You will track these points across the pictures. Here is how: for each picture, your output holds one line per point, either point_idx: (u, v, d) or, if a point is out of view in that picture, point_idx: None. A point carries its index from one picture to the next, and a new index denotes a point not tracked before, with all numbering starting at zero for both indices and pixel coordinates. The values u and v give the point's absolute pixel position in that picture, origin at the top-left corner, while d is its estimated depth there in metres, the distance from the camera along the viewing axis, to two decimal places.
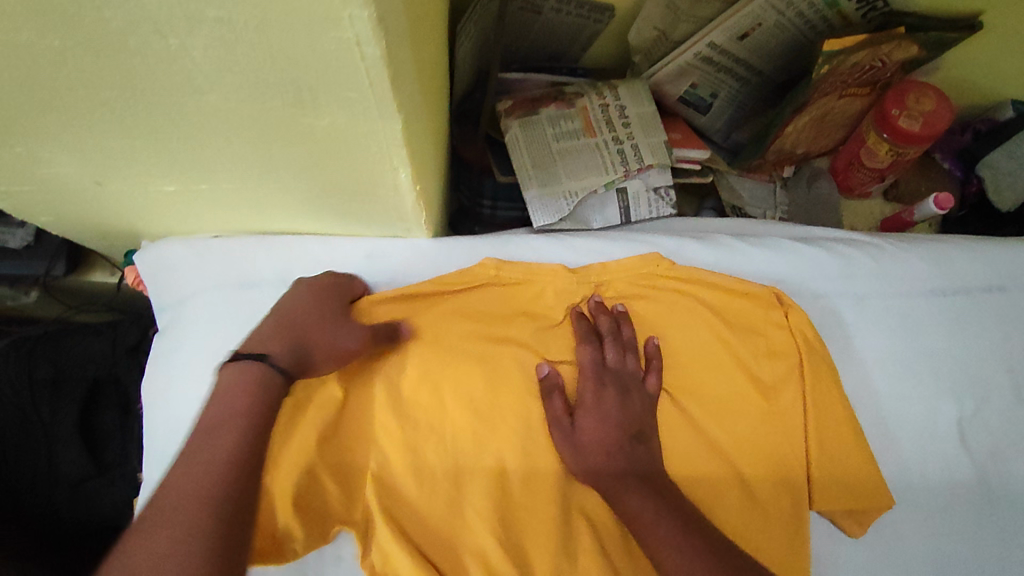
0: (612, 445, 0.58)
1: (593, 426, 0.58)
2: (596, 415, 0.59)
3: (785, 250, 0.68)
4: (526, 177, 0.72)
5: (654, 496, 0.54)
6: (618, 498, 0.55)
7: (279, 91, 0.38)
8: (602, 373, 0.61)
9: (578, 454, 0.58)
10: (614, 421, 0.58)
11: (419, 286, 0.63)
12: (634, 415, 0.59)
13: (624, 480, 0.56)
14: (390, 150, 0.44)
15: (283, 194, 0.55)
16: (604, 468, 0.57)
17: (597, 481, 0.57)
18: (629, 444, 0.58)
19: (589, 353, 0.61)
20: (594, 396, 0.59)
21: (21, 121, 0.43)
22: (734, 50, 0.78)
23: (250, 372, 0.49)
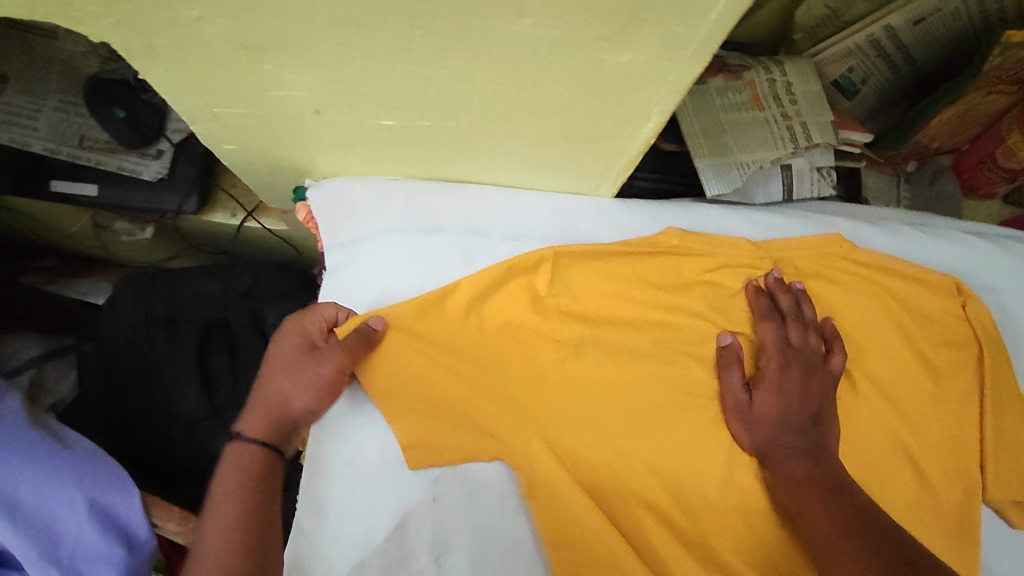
0: (787, 420, 0.58)
1: (769, 401, 0.59)
2: (775, 391, 0.59)
3: (960, 242, 0.68)
4: (697, 146, 0.70)
5: (819, 465, 0.55)
6: (779, 466, 0.56)
7: (603, 20, 0.37)
8: (785, 352, 0.61)
9: (749, 427, 0.58)
10: (793, 399, 0.59)
11: (606, 246, 0.62)
12: (814, 397, 0.60)
13: (794, 453, 0.56)
14: (663, 93, 0.44)
15: (496, 140, 0.54)
16: (770, 439, 0.58)
17: (764, 451, 0.57)
18: (805, 422, 0.58)
19: (769, 330, 0.61)
20: (777, 371, 0.60)
21: (298, 36, 0.42)
22: (904, 35, 0.78)
23: (240, 459, 0.57)
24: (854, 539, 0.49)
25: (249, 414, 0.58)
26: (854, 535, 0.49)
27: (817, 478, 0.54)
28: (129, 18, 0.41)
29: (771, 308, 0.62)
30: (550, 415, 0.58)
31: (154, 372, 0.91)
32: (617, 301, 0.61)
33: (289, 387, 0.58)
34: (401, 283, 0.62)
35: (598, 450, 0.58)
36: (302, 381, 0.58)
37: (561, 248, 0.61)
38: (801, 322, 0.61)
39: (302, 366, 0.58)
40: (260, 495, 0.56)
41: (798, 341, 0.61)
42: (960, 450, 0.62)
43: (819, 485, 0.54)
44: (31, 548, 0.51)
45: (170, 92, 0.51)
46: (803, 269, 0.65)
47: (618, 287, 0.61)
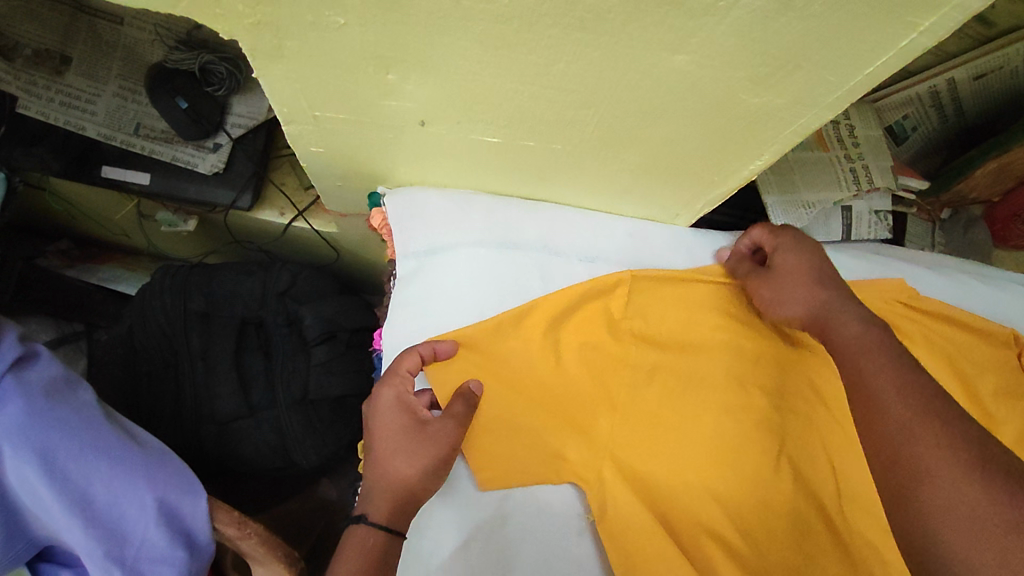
0: (807, 282, 0.56)
1: (790, 270, 0.57)
2: (793, 255, 0.57)
3: (1014, 294, 0.70)
4: (766, 182, 0.72)
5: (870, 326, 0.51)
6: (831, 329, 0.52)
7: (756, 64, 0.38)
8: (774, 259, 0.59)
9: (779, 297, 0.57)
10: (797, 274, 0.57)
11: (681, 272, 0.63)
12: (820, 263, 0.56)
13: (833, 312, 0.53)
14: (784, 134, 0.45)
15: (594, 164, 0.54)
16: (809, 304, 0.55)
17: (810, 317, 0.54)
18: (817, 284, 0.55)
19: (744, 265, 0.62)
20: (787, 246, 0.58)
21: (436, 50, 0.42)
22: (962, 90, 0.80)
23: (367, 547, 0.50)
24: (932, 404, 0.42)
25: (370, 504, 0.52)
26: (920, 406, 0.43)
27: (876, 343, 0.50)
28: (270, 19, 0.41)
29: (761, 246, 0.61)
30: (620, 438, 0.59)
31: (185, 367, 0.88)
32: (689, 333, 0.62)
33: (401, 459, 0.53)
34: (476, 298, 0.62)
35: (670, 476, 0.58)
36: (417, 450, 0.53)
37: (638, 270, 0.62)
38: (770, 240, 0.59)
39: (412, 438, 0.54)
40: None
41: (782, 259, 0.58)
42: None
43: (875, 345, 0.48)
44: (99, 546, 0.50)
45: (276, 92, 0.51)
46: (872, 308, 0.66)
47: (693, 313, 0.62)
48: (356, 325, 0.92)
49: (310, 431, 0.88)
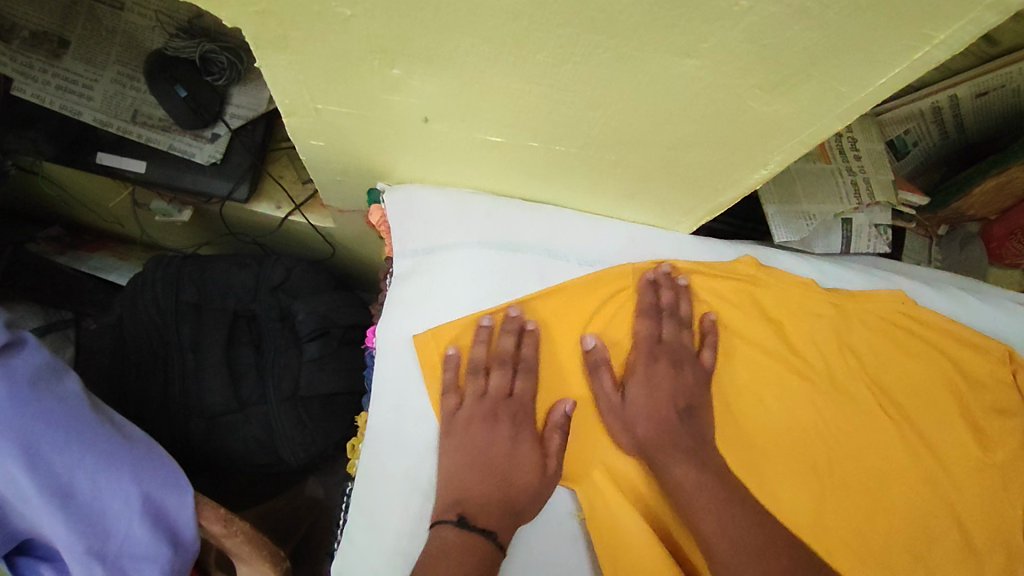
0: (654, 417, 0.60)
1: (643, 398, 0.61)
2: (646, 387, 0.61)
3: (1011, 310, 0.69)
4: (766, 192, 0.72)
5: (698, 467, 0.59)
6: (659, 472, 0.59)
7: (769, 70, 0.37)
8: (654, 348, 0.62)
9: (629, 430, 0.60)
10: (649, 394, 0.61)
11: (678, 269, 0.63)
12: (687, 389, 0.61)
13: (673, 452, 0.59)
14: (791, 143, 0.45)
15: (601, 168, 0.54)
16: (655, 441, 0.60)
17: (649, 454, 0.60)
18: (678, 421, 0.60)
19: (601, 378, 0.60)
20: (644, 369, 0.62)
21: (445, 46, 0.41)
22: (964, 107, 0.80)
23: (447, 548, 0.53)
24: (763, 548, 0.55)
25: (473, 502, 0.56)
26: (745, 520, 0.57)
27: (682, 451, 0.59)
28: (275, 9, 0.40)
29: (598, 364, 0.61)
30: None
31: (175, 358, 0.87)
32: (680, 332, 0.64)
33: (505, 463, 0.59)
34: (474, 298, 0.62)
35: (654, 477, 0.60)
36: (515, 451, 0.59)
37: (639, 266, 0.62)
38: (672, 355, 0.62)
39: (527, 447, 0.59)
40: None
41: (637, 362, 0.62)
42: (1007, 519, 0.61)
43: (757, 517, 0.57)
44: (80, 540, 0.49)
45: (278, 83, 0.50)
46: (868, 323, 0.65)
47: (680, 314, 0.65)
48: (350, 323, 0.92)
49: (300, 428, 0.87)
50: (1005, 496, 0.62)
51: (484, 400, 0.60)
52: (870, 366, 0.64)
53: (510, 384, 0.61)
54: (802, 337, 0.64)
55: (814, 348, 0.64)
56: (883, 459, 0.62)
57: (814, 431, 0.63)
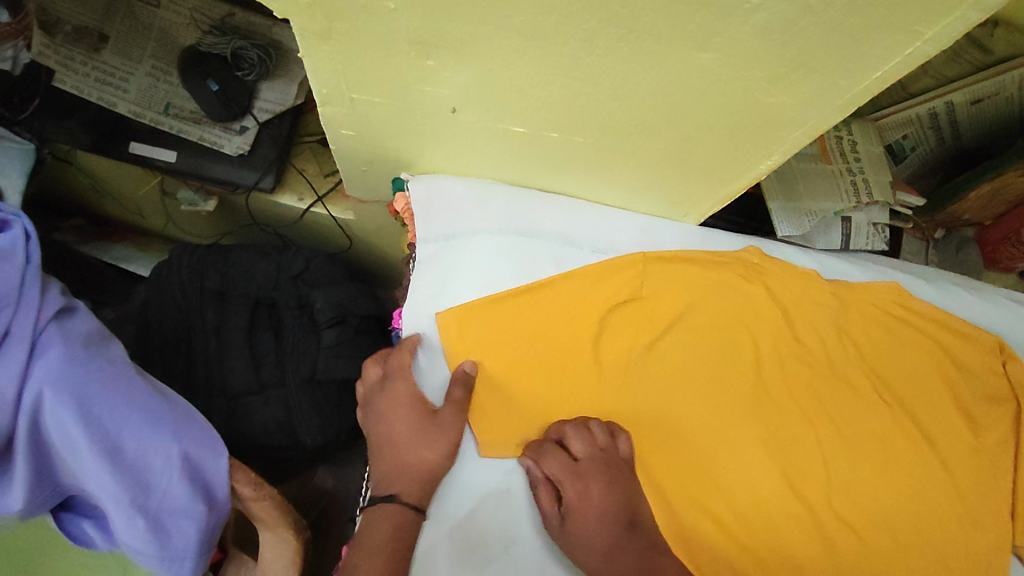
0: (605, 531, 0.58)
1: (587, 525, 0.57)
2: (590, 507, 0.58)
3: (1002, 306, 0.73)
4: (770, 189, 0.75)
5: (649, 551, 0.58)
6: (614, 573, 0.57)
7: (776, 65, 0.41)
8: (569, 476, 0.59)
9: (580, 556, 0.57)
10: (580, 508, 0.58)
11: (688, 256, 0.66)
12: (624, 502, 0.59)
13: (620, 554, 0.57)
14: (794, 135, 0.48)
15: (616, 159, 0.57)
16: (609, 557, 0.57)
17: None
18: (629, 537, 0.57)
19: (553, 459, 0.59)
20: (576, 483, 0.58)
21: (479, 40, 0.45)
22: (959, 113, 0.84)
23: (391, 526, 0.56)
24: None
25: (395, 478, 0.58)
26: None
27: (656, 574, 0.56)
28: (324, 1, 0.44)
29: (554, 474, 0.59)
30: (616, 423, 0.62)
31: (199, 343, 0.90)
32: (690, 315, 0.65)
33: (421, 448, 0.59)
34: (490, 282, 0.64)
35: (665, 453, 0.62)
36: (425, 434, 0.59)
37: (652, 253, 0.65)
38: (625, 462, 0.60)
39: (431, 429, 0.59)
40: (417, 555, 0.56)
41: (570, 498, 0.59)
42: (1000, 499, 0.64)
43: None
44: (126, 494, 0.52)
45: (316, 73, 0.54)
46: (866, 315, 0.68)
47: (693, 294, 0.66)
48: (365, 311, 0.94)
49: (317, 411, 0.90)
50: (995, 479, 0.65)
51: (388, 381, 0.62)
52: (868, 354, 0.67)
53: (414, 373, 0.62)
54: (802, 320, 0.67)
55: (815, 335, 0.67)
56: (880, 441, 0.65)
57: (816, 414, 0.65)
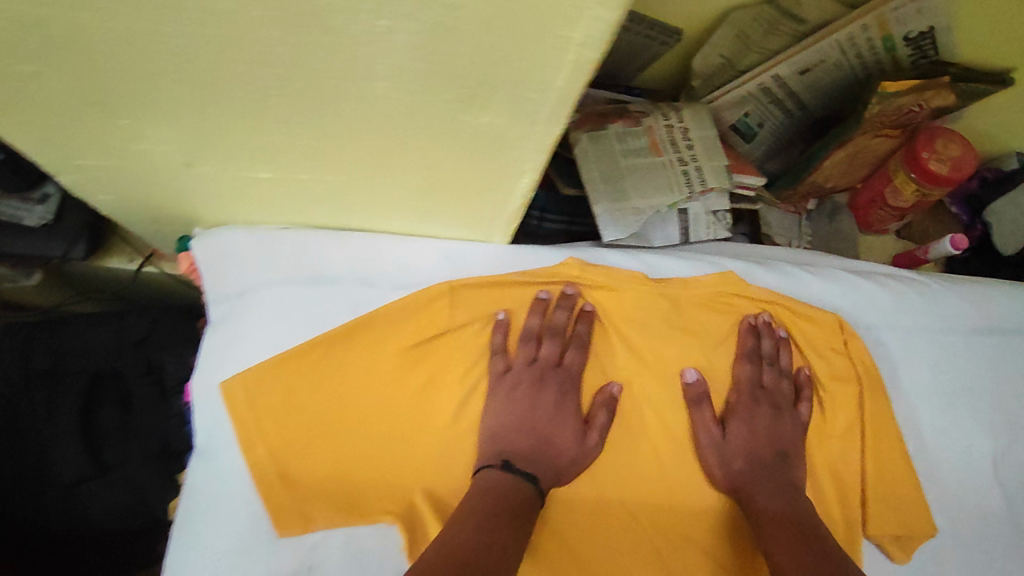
0: (753, 450, 0.62)
1: (742, 435, 0.62)
2: (747, 428, 0.63)
3: (842, 281, 0.70)
4: (595, 191, 0.72)
5: (790, 505, 0.59)
6: (751, 506, 0.59)
7: (457, 86, 0.36)
8: (757, 390, 0.64)
9: (725, 465, 0.61)
10: (751, 425, 0.63)
11: (497, 280, 0.62)
12: (784, 436, 0.63)
13: (772, 492, 0.60)
14: (530, 154, 0.44)
15: (382, 192, 0.53)
16: (748, 465, 0.61)
17: (738, 481, 0.61)
18: (774, 459, 0.62)
19: (552, 347, 0.62)
20: (744, 410, 0.63)
21: (150, 93, 0.40)
22: (792, 85, 0.80)
23: (494, 488, 0.54)
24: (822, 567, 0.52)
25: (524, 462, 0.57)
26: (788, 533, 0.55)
27: (761, 478, 0.61)
28: None
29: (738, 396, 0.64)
30: (435, 472, 0.58)
31: (28, 433, 0.81)
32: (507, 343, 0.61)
33: (561, 437, 0.59)
34: (288, 336, 0.60)
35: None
36: (558, 421, 0.60)
37: (456, 281, 0.61)
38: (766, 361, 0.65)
39: (561, 414, 0.60)
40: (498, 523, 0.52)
41: (571, 362, 0.62)
42: (841, 482, 0.64)
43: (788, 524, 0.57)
44: None
45: (22, 143, 0.48)
46: (697, 314, 0.65)
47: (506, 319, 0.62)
48: None
49: (168, 484, 0.85)
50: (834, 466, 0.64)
51: (535, 364, 0.61)
52: (704, 351, 0.65)
53: (560, 355, 0.62)
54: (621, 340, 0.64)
55: (643, 342, 0.64)
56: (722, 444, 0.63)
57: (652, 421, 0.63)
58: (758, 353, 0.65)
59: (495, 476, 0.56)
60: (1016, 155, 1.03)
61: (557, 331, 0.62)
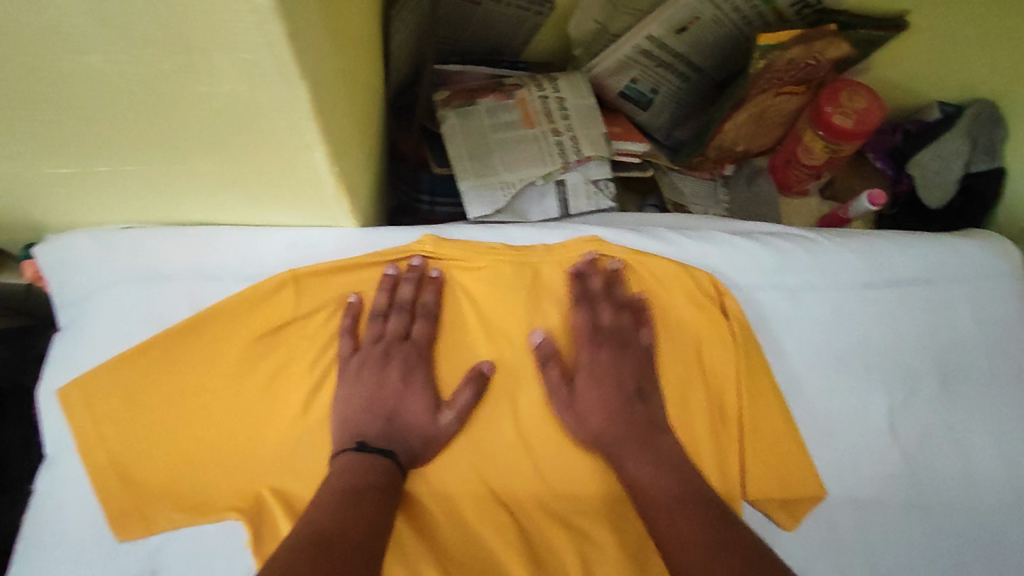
0: (607, 402, 0.58)
1: (593, 391, 0.59)
2: (594, 378, 0.59)
3: (721, 243, 0.67)
4: (461, 168, 0.69)
5: (655, 459, 0.56)
6: (618, 467, 0.57)
7: (166, 53, 0.35)
8: (598, 336, 0.60)
9: (582, 423, 0.58)
10: (597, 376, 0.59)
11: (343, 264, 0.60)
12: (630, 372, 0.60)
13: (628, 444, 0.57)
14: (298, 123, 0.42)
15: (190, 177, 0.51)
16: (600, 411, 0.58)
17: (602, 440, 0.58)
18: (630, 402, 0.59)
19: (399, 321, 0.59)
20: (589, 361, 0.60)
21: None
22: (673, 45, 0.77)
23: (357, 467, 0.52)
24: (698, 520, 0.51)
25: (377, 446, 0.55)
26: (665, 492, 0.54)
27: (630, 434, 0.57)
28: None
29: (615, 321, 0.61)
30: (282, 467, 0.56)
31: None
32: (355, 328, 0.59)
33: (420, 416, 0.56)
34: (132, 336, 0.58)
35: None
36: (417, 401, 0.57)
37: (299, 269, 0.59)
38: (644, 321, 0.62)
39: (419, 392, 0.57)
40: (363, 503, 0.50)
41: (418, 334, 0.59)
42: (723, 450, 0.61)
43: (667, 493, 0.54)
44: None
45: None
46: (562, 286, 0.63)
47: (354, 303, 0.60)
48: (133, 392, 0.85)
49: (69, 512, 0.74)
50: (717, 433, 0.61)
51: (380, 340, 0.58)
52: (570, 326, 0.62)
53: (407, 328, 0.59)
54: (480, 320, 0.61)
55: (508, 317, 0.61)
56: None
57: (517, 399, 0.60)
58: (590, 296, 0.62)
59: (351, 460, 0.53)
60: (937, 104, 0.99)
61: (404, 305, 0.59)
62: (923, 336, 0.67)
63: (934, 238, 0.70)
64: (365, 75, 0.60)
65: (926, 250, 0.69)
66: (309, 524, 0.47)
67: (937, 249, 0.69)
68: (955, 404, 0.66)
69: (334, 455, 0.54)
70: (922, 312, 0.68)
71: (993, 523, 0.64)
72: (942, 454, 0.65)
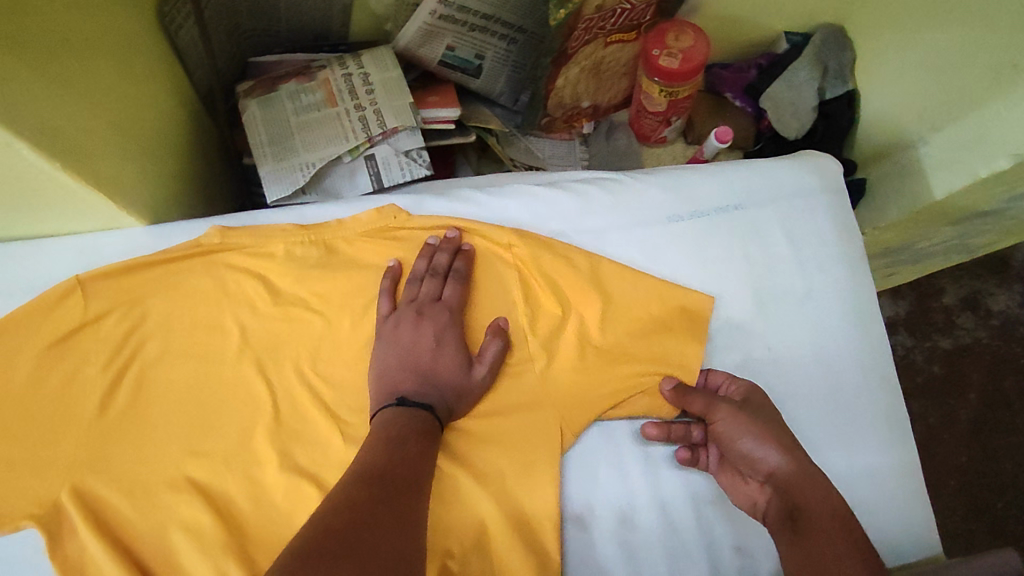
0: (782, 439, 0.57)
1: (744, 438, 0.57)
2: (734, 428, 0.58)
3: (522, 195, 0.67)
4: (261, 153, 0.71)
5: (829, 489, 0.55)
6: (800, 499, 0.54)
7: None
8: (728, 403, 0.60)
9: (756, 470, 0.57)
10: (759, 429, 0.57)
11: (130, 262, 0.60)
12: (766, 414, 0.58)
13: (803, 480, 0.55)
14: None
15: None
16: (794, 468, 0.55)
17: (787, 484, 0.55)
18: (797, 446, 0.57)
19: (229, 305, 0.61)
20: (730, 418, 0.58)
21: None
22: (474, 7, 0.78)
23: (390, 419, 0.54)
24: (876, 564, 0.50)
25: (378, 401, 0.57)
26: (847, 519, 0.53)
27: (799, 475, 0.55)
28: None
29: (501, 329, 0.61)
30: (81, 467, 0.55)
31: None
32: (148, 323, 0.60)
33: (388, 359, 0.58)
34: None
35: (146, 478, 0.55)
36: (405, 341, 0.58)
37: (85, 274, 0.59)
38: (453, 277, 0.62)
39: (408, 318, 0.59)
40: (406, 448, 0.52)
41: (439, 263, 0.62)
42: (533, 398, 0.60)
43: (841, 523, 0.52)
44: None
45: None
46: (361, 256, 0.64)
47: (141, 303, 0.60)
48: None
49: None
50: (512, 377, 0.61)
51: (412, 302, 0.60)
52: (370, 295, 0.63)
53: (393, 301, 0.61)
54: (276, 302, 0.61)
55: (304, 293, 0.62)
56: None
57: (318, 374, 0.60)
58: (435, 270, 0.62)
59: (315, 448, 0.58)
60: (784, 35, 0.98)
61: (206, 297, 0.61)
62: (735, 260, 0.67)
63: (737, 163, 0.71)
64: (135, 71, 0.61)
65: (730, 176, 0.70)
66: (361, 462, 0.50)
67: (740, 174, 0.70)
68: (770, 324, 0.66)
69: (373, 416, 0.55)
70: (733, 237, 0.68)
71: (814, 438, 0.64)
72: (762, 375, 0.65)
